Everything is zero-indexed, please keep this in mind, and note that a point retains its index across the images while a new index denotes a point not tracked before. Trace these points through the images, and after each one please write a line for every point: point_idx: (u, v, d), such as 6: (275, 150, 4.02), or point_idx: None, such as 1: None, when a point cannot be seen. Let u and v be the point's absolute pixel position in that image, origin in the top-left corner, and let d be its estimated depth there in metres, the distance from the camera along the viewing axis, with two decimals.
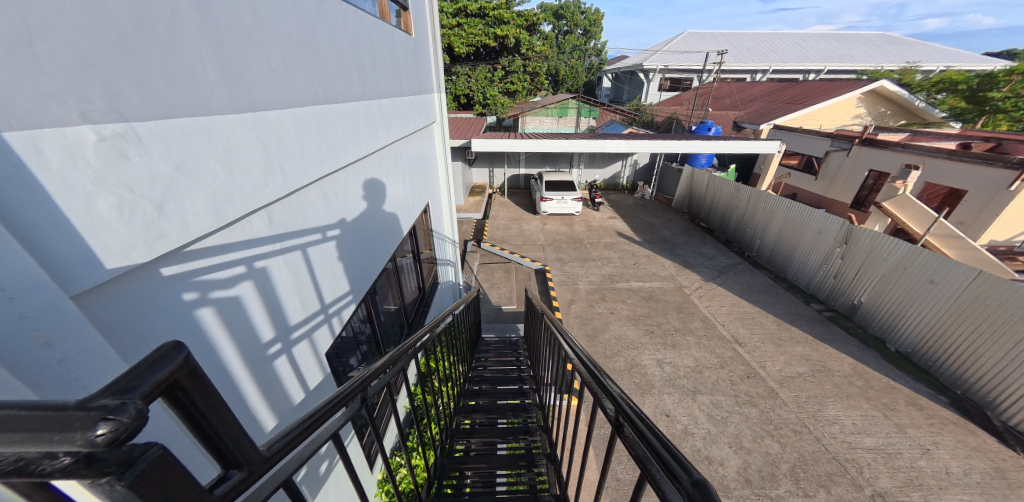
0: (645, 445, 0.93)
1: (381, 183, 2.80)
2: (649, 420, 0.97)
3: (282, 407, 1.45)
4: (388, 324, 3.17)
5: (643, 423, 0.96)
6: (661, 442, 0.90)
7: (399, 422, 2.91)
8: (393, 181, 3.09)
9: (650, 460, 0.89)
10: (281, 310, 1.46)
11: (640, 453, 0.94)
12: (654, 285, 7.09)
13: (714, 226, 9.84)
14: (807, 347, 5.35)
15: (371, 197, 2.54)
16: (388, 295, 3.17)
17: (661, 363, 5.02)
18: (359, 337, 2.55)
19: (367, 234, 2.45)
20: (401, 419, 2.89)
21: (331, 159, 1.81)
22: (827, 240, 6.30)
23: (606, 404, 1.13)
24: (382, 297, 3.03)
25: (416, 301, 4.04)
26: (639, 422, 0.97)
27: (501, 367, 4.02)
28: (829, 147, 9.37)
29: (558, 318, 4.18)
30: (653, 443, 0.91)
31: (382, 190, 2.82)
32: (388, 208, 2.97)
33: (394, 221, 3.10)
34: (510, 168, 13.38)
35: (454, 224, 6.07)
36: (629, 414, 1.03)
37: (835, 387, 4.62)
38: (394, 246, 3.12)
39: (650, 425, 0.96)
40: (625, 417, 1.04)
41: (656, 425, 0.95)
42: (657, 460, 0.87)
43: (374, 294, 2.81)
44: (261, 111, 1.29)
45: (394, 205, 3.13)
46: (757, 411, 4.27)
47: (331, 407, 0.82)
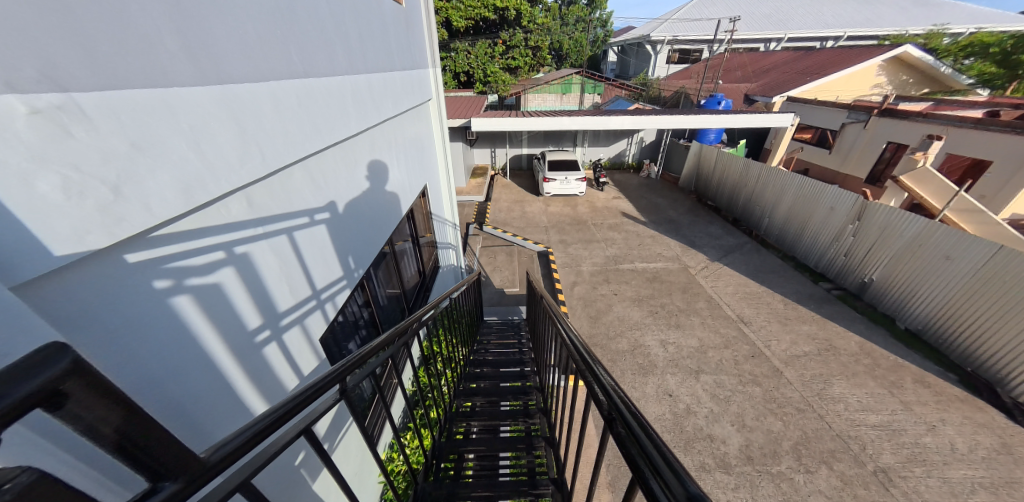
0: (637, 448, 0.87)
1: (377, 164, 2.74)
2: (644, 418, 0.93)
3: (276, 394, 1.44)
4: (388, 309, 3.16)
5: (637, 423, 0.92)
6: (655, 443, 0.86)
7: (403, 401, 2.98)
8: (389, 162, 3.00)
9: (643, 462, 0.83)
10: (268, 296, 1.41)
11: (628, 446, 0.90)
12: (658, 266, 7.00)
13: (721, 205, 9.66)
14: (814, 326, 5.28)
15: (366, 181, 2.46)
16: (387, 279, 3.14)
17: (664, 343, 5.01)
18: (359, 321, 2.54)
19: (362, 217, 2.40)
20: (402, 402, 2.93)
21: (319, 139, 1.74)
22: (839, 216, 6.09)
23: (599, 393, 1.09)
24: (382, 282, 3.00)
25: (417, 285, 4.00)
26: (633, 422, 0.92)
27: (504, 350, 4.01)
28: (845, 119, 8.96)
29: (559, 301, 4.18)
30: (643, 443, 0.88)
31: (379, 172, 2.75)
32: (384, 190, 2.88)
33: (392, 205, 3.04)
34: (512, 148, 13.08)
35: (455, 207, 5.95)
36: (623, 410, 0.98)
37: (841, 366, 4.57)
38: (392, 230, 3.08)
39: (644, 425, 0.92)
40: (617, 407, 1.01)
41: (652, 427, 0.90)
42: (649, 463, 0.82)
43: (373, 278, 2.78)
44: (234, 86, 1.20)
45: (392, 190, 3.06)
46: (761, 390, 4.26)
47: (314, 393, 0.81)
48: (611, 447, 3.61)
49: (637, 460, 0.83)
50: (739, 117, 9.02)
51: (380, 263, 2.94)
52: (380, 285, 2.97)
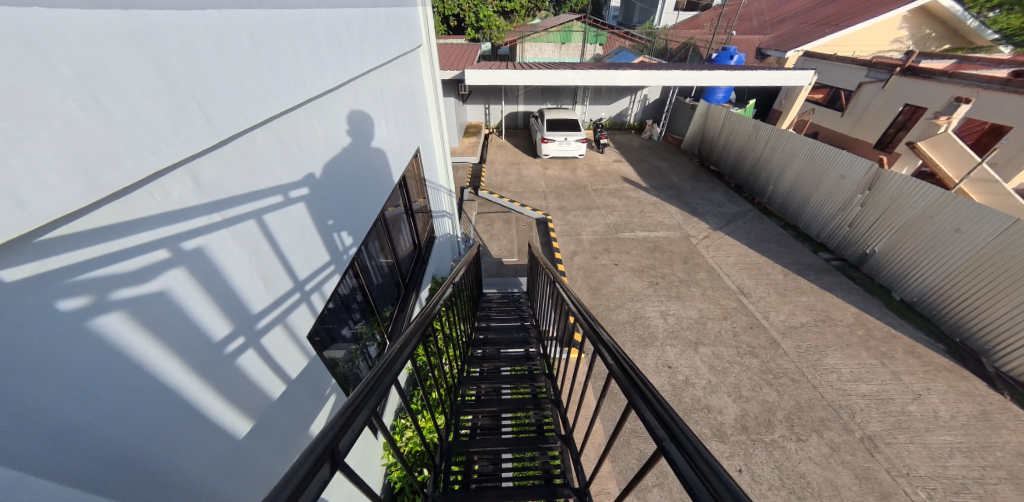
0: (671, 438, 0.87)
1: (358, 116, 2.29)
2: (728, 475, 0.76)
3: (258, 406, 1.23)
4: (383, 286, 2.96)
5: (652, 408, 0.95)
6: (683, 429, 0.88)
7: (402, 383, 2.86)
8: (373, 118, 2.55)
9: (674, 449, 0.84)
10: (237, 296, 1.15)
11: (660, 436, 0.89)
12: (660, 235, 6.84)
13: (725, 171, 9.38)
14: (811, 297, 5.28)
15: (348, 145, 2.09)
16: (380, 256, 2.89)
17: (664, 315, 5.00)
18: (352, 304, 2.34)
19: (347, 188, 2.06)
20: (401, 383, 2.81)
21: (286, 94, 1.36)
22: (849, 185, 5.89)
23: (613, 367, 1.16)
24: (374, 260, 2.75)
25: (412, 258, 3.79)
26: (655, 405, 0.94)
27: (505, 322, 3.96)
28: (864, 78, 8.46)
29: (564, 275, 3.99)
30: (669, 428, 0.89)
31: (360, 129, 2.32)
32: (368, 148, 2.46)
33: (380, 171, 2.66)
34: (508, 105, 12.24)
35: (450, 172, 5.54)
36: (642, 390, 1.02)
37: (836, 337, 4.61)
38: (382, 202, 2.73)
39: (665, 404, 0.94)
40: (636, 385, 1.06)
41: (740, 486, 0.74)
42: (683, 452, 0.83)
43: (363, 257, 2.53)
44: (145, 11, 0.82)
45: (380, 155, 2.66)
46: (758, 362, 4.31)
47: (338, 434, 0.68)
48: (612, 417, 3.68)
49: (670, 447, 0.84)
50: (752, 73, 8.37)
51: (370, 238, 2.66)
52: (372, 263, 2.73)
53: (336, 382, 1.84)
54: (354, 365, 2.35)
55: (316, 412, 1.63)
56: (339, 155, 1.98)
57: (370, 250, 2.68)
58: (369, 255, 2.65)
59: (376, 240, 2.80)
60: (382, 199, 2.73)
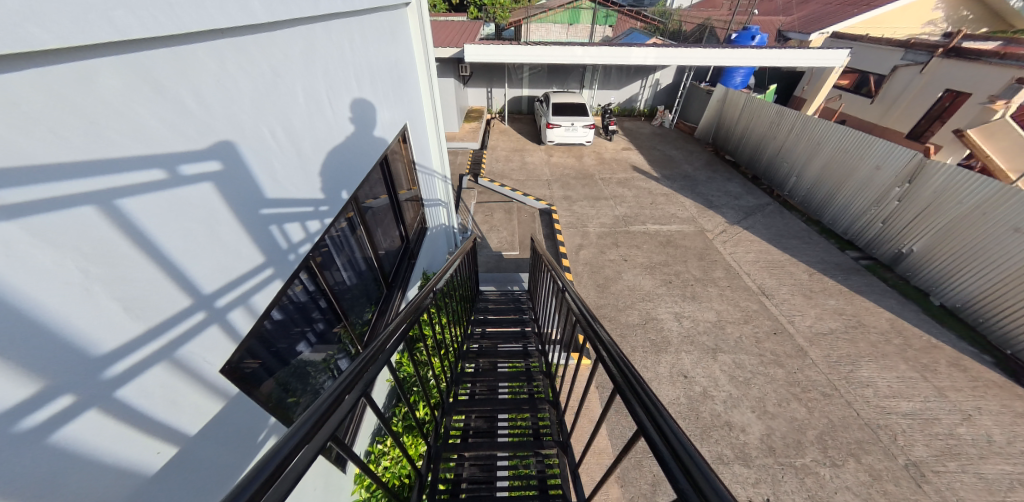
0: (658, 434, 0.89)
1: (358, 101, 2.30)
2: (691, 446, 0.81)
3: (121, 492, 0.81)
4: (358, 288, 2.51)
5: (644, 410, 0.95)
6: (673, 430, 0.88)
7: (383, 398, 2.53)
8: (357, 95, 2.28)
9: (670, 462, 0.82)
10: (62, 333, 0.71)
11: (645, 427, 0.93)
12: (673, 228, 6.35)
13: (743, 160, 8.82)
14: (840, 299, 4.79)
15: (306, 108, 1.64)
16: (353, 253, 2.43)
17: (678, 317, 4.57)
18: (313, 313, 1.90)
19: (303, 169, 1.63)
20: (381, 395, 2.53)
21: (159, 10, 0.87)
22: (885, 177, 5.37)
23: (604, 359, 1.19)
24: (344, 257, 2.30)
25: (398, 253, 3.33)
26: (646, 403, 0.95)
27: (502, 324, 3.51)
28: (900, 61, 7.88)
29: (571, 271, 3.52)
30: (658, 428, 0.90)
31: (364, 120, 2.38)
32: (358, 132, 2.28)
33: (350, 151, 2.17)
34: (511, 88, 11.63)
35: (445, 156, 5.04)
36: (634, 387, 1.02)
37: (870, 346, 4.12)
38: (354, 188, 2.24)
39: (659, 407, 0.93)
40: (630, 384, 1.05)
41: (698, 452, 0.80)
42: (673, 455, 0.83)
43: (327, 255, 2.07)
44: None
45: (351, 131, 2.18)
46: (783, 372, 3.86)
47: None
48: (620, 434, 3.34)
49: (659, 449, 0.84)
50: (776, 52, 7.67)
51: (338, 231, 2.20)
52: (342, 263, 2.27)
53: (276, 420, 1.44)
54: (314, 387, 1.92)
55: (242, 468, 1.21)
56: (287, 124, 1.49)
57: (338, 246, 2.22)
58: (336, 251, 2.20)
59: (348, 234, 2.34)
60: (353, 185, 2.24)
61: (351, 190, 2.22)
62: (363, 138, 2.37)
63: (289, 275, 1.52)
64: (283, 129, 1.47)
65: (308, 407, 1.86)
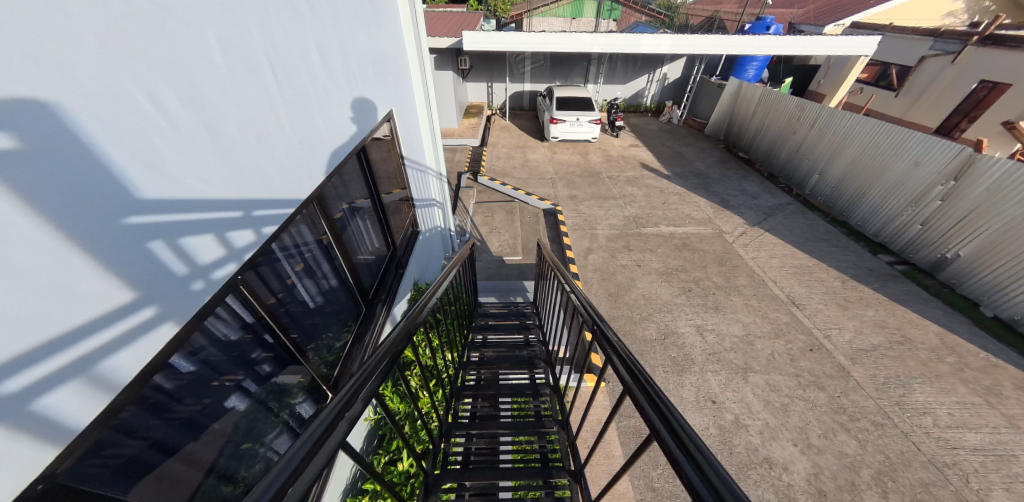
0: (662, 421, 0.90)
1: (324, 75, 1.82)
2: (695, 435, 0.82)
3: None
4: (326, 312, 2.01)
5: (653, 407, 0.93)
6: (677, 418, 0.88)
7: (360, 442, 2.07)
8: (322, 66, 1.78)
9: (687, 466, 0.78)
10: None
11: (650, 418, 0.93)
12: (688, 230, 5.88)
13: (758, 157, 8.34)
14: (881, 310, 4.29)
15: (231, 71, 1.16)
16: (318, 269, 1.93)
17: (701, 331, 4.09)
18: (251, 357, 1.42)
19: (230, 157, 1.15)
20: (359, 438, 2.07)
21: None
22: (926, 173, 4.88)
23: (613, 360, 1.16)
24: (304, 276, 1.80)
25: (382, 263, 2.84)
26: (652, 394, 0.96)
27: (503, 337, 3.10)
28: (928, 50, 7.49)
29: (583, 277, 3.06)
30: (662, 414, 0.91)
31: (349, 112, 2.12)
32: (322, 115, 1.79)
33: (309, 138, 1.65)
34: (513, 83, 11.17)
35: (440, 152, 4.57)
36: (642, 384, 1.01)
37: (921, 365, 3.62)
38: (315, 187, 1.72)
39: (665, 398, 0.94)
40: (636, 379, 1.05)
41: (700, 437, 0.81)
42: (678, 442, 0.83)
43: (276, 277, 1.57)
44: None
45: (310, 112, 1.66)
46: (826, 397, 3.38)
47: None
48: (642, 474, 2.86)
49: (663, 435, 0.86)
50: (801, 42, 7.23)
51: (293, 242, 1.70)
52: (301, 283, 1.78)
53: None
54: (258, 456, 1.43)
55: None
56: (185, 85, 0.98)
57: (294, 262, 1.71)
58: (292, 270, 1.70)
59: (309, 246, 1.84)
60: (314, 182, 1.72)
61: (312, 188, 1.70)
62: (329, 122, 1.85)
63: (186, 313, 1.02)
64: (175, 95, 0.95)
65: (253, 476, 1.41)
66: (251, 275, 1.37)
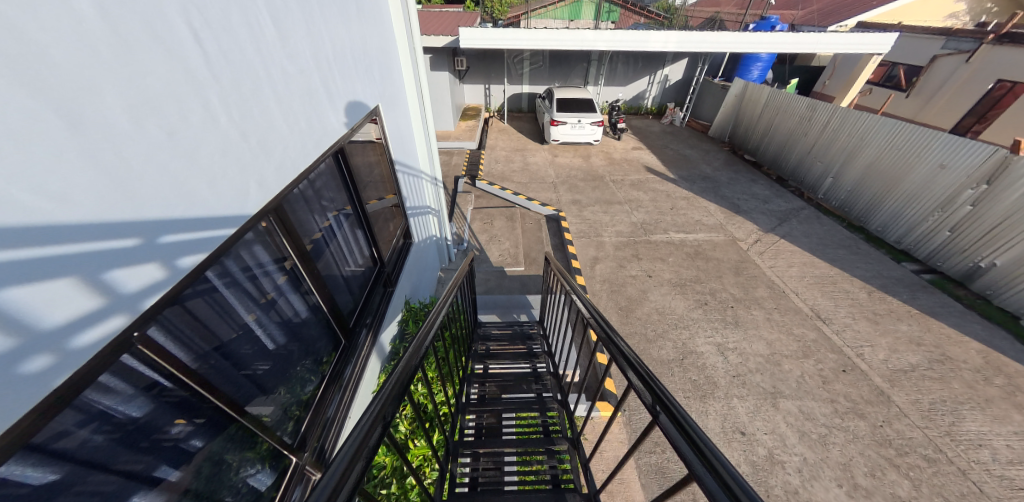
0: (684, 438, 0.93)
1: (283, 55, 1.43)
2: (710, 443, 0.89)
3: None
4: (290, 351, 1.61)
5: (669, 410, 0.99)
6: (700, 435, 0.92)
7: None
8: (277, 43, 1.39)
9: (704, 471, 0.85)
10: None
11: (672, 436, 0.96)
12: (700, 237, 5.55)
13: (766, 160, 8.06)
14: (914, 325, 3.96)
15: (116, 33, 0.80)
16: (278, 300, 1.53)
17: (722, 350, 3.73)
18: (166, 435, 1.02)
19: (114, 158, 0.79)
20: None
21: None
22: (953, 177, 4.59)
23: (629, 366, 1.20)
24: (258, 310, 1.40)
25: (367, 283, 2.44)
26: (673, 409, 0.98)
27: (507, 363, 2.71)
28: (941, 50, 7.29)
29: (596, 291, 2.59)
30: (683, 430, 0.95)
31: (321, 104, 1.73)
32: (280, 106, 1.40)
33: (262, 136, 1.28)
34: (511, 85, 10.88)
35: (435, 155, 4.17)
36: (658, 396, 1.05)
37: (967, 387, 3.29)
38: (271, 199, 1.34)
39: (684, 414, 0.97)
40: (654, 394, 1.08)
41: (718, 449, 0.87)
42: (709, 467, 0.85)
43: (210, 318, 1.16)
44: None
45: (262, 104, 1.29)
46: (868, 426, 3.02)
47: None
48: None
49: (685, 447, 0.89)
50: (816, 36, 6.96)
51: (238, 271, 1.30)
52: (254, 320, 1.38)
53: None
54: None
55: None
56: (5, 42, 0.60)
57: (240, 296, 1.31)
58: (238, 305, 1.30)
59: (263, 272, 1.43)
60: (271, 193, 1.34)
61: (268, 200, 1.33)
62: (292, 116, 1.47)
63: (10, 411, 0.65)
64: None
65: None
66: (155, 326, 0.96)
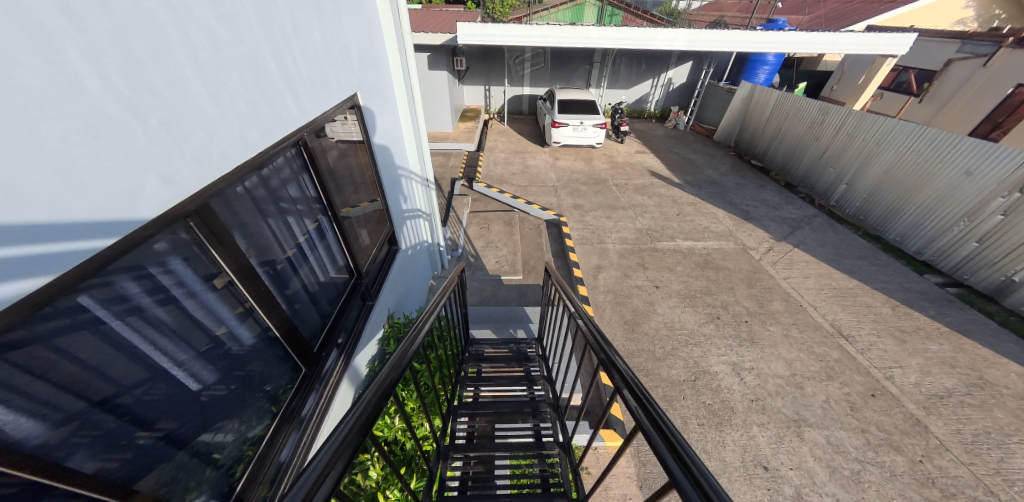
0: (660, 437, 0.92)
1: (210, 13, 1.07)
2: (675, 432, 0.90)
3: None
4: (221, 392, 1.28)
5: (643, 409, 0.99)
6: (678, 440, 0.89)
7: None
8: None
9: (670, 460, 0.85)
10: None
11: (650, 437, 0.93)
12: (709, 245, 5.25)
13: (773, 166, 7.79)
14: (946, 345, 3.64)
15: None
16: (207, 328, 1.21)
17: (738, 370, 3.40)
18: None
19: None
20: None
21: None
22: (982, 184, 4.29)
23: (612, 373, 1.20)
24: (170, 344, 1.08)
25: (340, 298, 2.12)
26: (651, 413, 0.96)
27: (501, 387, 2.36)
28: (956, 53, 7.08)
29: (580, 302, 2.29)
30: (659, 429, 0.93)
31: (271, 84, 1.38)
32: (203, 80, 1.05)
33: (166, 116, 0.94)
34: (512, 87, 10.63)
35: (427, 155, 3.82)
36: (638, 396, 1.04)
37: (1012, 417, 2.96)
38: (182, 199, 1.01)
39: (660, 412, 0.96)
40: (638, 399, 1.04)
41: (688, 445, 0.86)
42: (687, 475, 0.81)
43: (76, 364, 0.85)
44: None
45: (173, 74, 0.95)
46: (906, 461, 2.69)
47: None
48: None
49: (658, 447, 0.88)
50: (831, 35, 6.68)
51: (137, 294, 0.98)
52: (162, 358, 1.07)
53: None
54: None
55: None
56: None
57: (139, 327, 1.00)
58: (133, 341, 0.98)
59: (181, 293, 1.11)
60: (182, 191, 1.00)
61: (177, 200, 1.00)
62: (225, 95, 1.14)
63: None
64: None
65: None
66: None
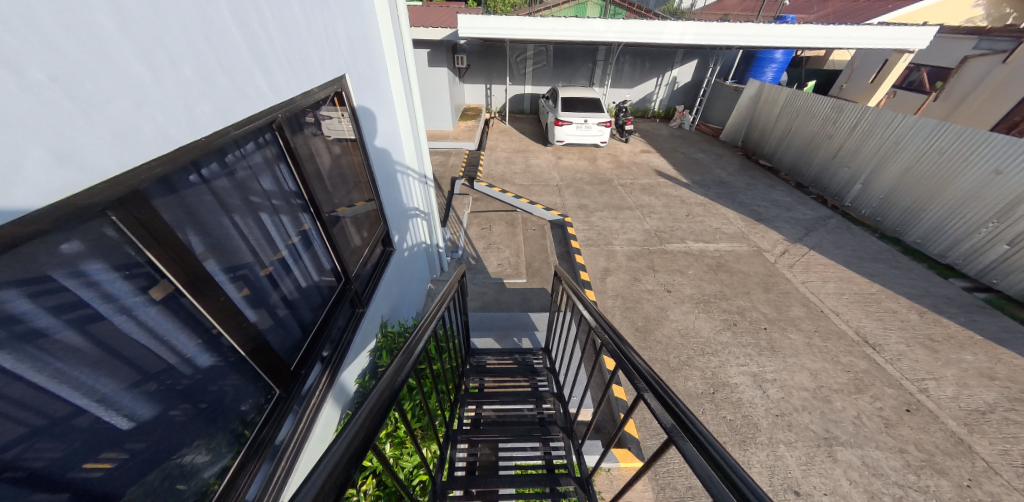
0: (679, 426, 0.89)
1: None
2: (689, 414, 0.89)
3: None
4: (168, 427, 1.04)
5: (658, 397, 0.97)
6: (698, 427, 0.86)
7: None
8: None
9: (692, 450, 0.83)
10: None
11: (669, 427, 0.91)
12: (721, 247, 5.01)
13: (784, 166, 7.55)
14: (981, 355, 3.39)
15: None
16: (146, 351, 0.97)
17: (760, 382, 3.16)
18: None
19: None
20: None
21: None
22: (1015, 183, 4.04)
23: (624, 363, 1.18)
24: (88, 376, 0.84)
25: (325, 306, 1.86)
26: (670, 404, 0.93)
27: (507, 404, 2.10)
28: (971, 50, 6.85)
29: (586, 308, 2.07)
30: (676, 417, 0.90)
31: (228, 51, 1.14)
32: (120, 29, 0.81)
33: (63, 74, 0.71)
34: (513, 85, 10.42)
35: (426, 150, 3.57)
36: (652, 384, 1.02)
37: None
38: (91, 185, 0.77)
39: (677, 400, 0.94)
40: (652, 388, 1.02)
41: (704, 428, 0.85)
42: (711, 464, 0.79)
43: None
44: None
45: (75, 20, 0.72)
46: (952, 486, 2.44)
47: None
48: None
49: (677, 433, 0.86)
50: (845, 29, 6.44)
51: (33, 314, 0.74)
52: (74, 395, 0.82)
53: None
54: None
55: None
56: None
57: (38, 356, 0.76)
58: (26, 376, 0.74)
59: (108, 309, 0.88)
60: (91, 175, 0.77)
61: (84, 186, 0.76)
62: (160, 56, 0.91)
63: None
64: None
65: None
66: None
